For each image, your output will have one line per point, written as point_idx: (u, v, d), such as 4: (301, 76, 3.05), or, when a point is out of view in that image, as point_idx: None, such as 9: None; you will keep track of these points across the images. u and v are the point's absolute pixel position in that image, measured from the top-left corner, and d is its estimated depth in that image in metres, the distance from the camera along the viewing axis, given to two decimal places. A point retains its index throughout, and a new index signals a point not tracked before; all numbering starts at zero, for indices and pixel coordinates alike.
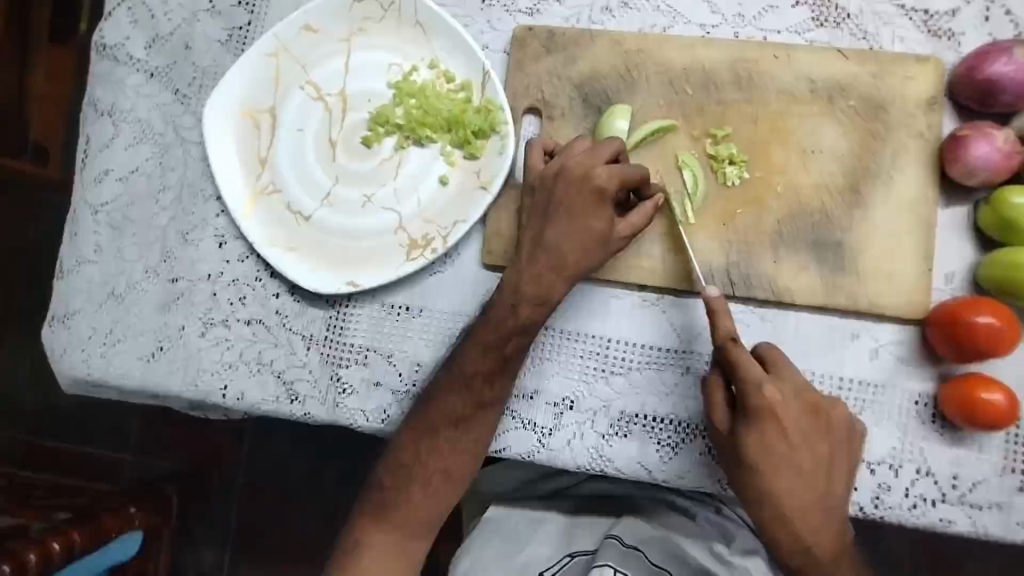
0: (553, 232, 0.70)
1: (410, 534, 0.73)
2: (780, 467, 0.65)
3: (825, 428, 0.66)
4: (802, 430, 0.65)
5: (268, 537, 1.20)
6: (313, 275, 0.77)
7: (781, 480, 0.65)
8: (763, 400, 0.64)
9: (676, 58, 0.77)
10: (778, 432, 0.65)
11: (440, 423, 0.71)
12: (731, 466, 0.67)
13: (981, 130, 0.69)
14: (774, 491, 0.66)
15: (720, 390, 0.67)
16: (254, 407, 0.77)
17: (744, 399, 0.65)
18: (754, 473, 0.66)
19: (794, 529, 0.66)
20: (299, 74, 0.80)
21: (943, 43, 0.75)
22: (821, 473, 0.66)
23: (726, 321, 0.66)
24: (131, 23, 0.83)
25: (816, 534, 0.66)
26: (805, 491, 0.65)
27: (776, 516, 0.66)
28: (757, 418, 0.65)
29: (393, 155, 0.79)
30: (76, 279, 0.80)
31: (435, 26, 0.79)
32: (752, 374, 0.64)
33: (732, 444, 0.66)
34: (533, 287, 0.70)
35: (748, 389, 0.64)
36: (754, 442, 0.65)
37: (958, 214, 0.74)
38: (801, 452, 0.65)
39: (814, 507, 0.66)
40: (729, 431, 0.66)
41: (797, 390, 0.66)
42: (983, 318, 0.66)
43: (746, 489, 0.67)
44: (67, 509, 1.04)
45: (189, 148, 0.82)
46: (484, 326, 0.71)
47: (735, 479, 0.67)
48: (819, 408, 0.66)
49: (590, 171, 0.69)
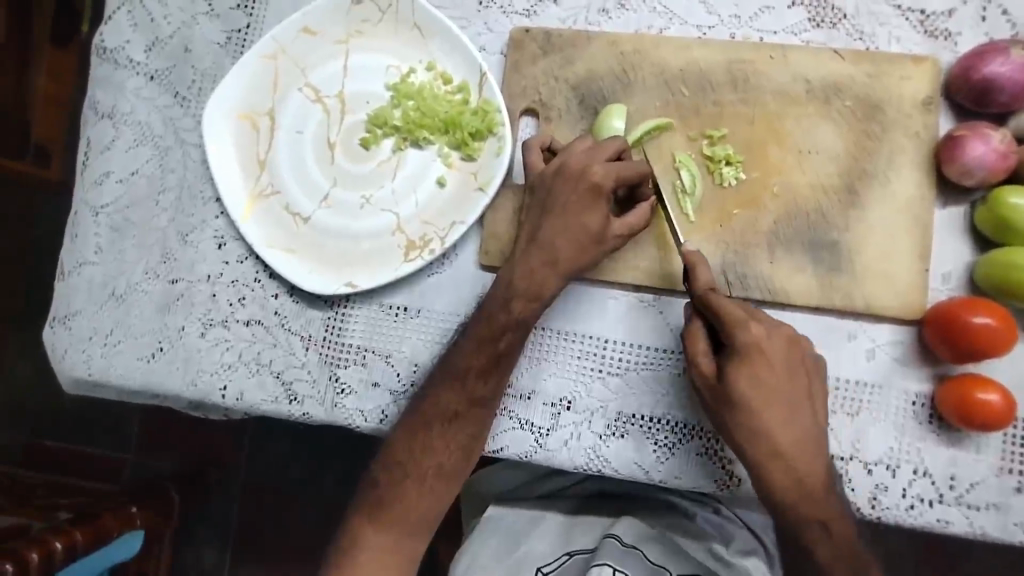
0: (546, 228, 0.71)
1: (405, 532, 0.73)
2: (773, 401, 0.65)
3: (806, 363, 0.67)
4: (786, 363, 0.66)
5: (269, 536, 1.21)
6: (312, 276, 0.78)
7: (771, 414, 0.65)
8: (748, 336, 0.65)
9: (673, 58, 0.77)
10: (764, 367, 0.65)
11: (434, 418, 0.72)
12: (719, 409, 0.66)
13: (977, 130, 0.69)
14: (765, 428, 0.65)
15: (702, 337, 0.68)
16: (254, 407, 0.77)
17: (729, 336, 0.65)
18: (745, 412, 0.65)
19: (789, 465, 0.65)
20: (298, 76, 0.81)
21: (940, 44, 0.75)
22: (807, 406, 0.66)
23: (703, 271, 0.68)
24: (131, 26, 0.83)
25: (808, 467, 0.65)
26: (796, 428, 0.65)
27: (769, 453, 0.65)
28: (743, 354, 0.65)
29: (392, 156, 0.80)
30: (77, 280, 0.81)
31: (433, 28, 0.79)
32: (736, 313, 0.65)
33: (720, 387, 0.66)
34: (525, 282, 0.70)
35: (732, 325, 0.65)
36: (741, 379, 0.65)
37: (955, 215, 0.74)
38: (789, 387, 0.65)
39: (808, 441, 0.65)
40: (716, 373, 0.66)
41: (774, 325, 0.67)
42: (980, 317, 0.66)
43: (738, 429, 0.66)
44: (69, 507, 1.05)
45: (189, 150, 0.82)
46: (478, 323, 0.71)
47: (727, 421, 0.66)
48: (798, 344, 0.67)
49: (586, 169, 0.70)
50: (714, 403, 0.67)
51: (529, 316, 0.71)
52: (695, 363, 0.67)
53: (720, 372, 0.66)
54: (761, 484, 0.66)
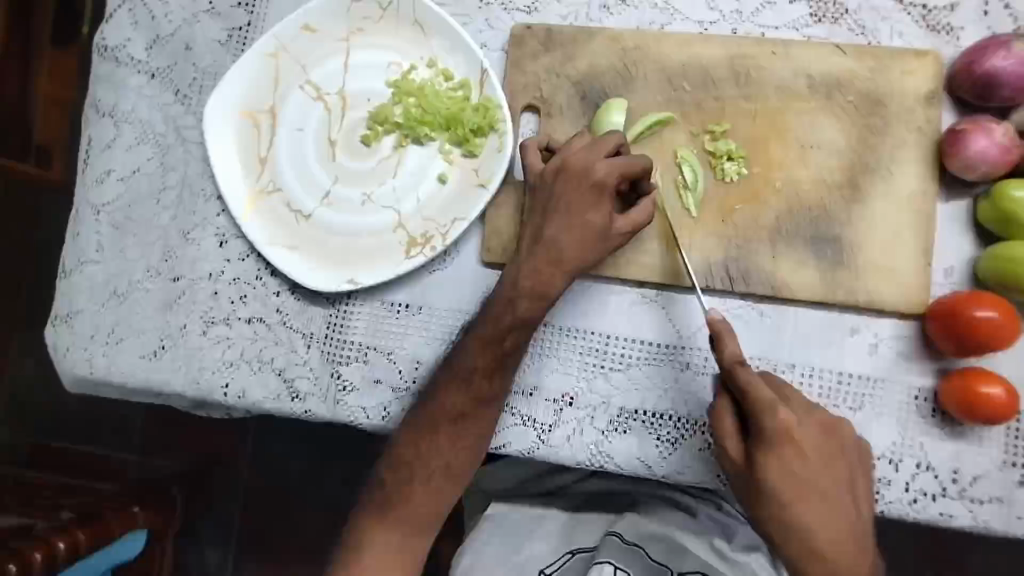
0: (551, 226, 0.70)
1: (410, 532, 0.73)
2: (808, 494, 0.64)
3: (837, 446, 0.66)
4: (817, 449, 0.65)
5: (273, 532, 1.21)
6: (314, 273, 0.78)
7: (807, 509, 0.64)
8: (779, 423, 0.63)
9: (674, 55, 0.77)
10: (796, 457, 0.64)
11: (441, 419, 0.72)
12: (751, 497, 0.66)
13: (980, 124, 0.69)
14: (800, 522, 0.64)
15: (729, 416, 0.66)
16: (255, 405, 0.77)
17: (760, 424, 0.64)
18: (779, 505, 0.64)
19: (827, 559, 0.64)
20: (299, 74, 0.81)
21: (942, 38, 0.75)
22: (842, 496, 0.65)
23: (728, 343, 0.66)
24: (132, 25, 0.84)
25: (849, 565, 0.64)
26: (834, 520, 0.64)
27: (806, 551, 0.64)
28: (775, 443, 0.64)
29: (393, 153, 0.80)
30: (79, 279, 0.81)
31: (433, 25, 0.79)
32: (769, 399, 0.64)
33: (751, 475, 0.65)
34: (531, 282, 0.70)
35: (763, 412, 0.64)
36: (776, 469, 0.64)
37: (957, 209, 0.74)
38: (822, 476, 0.65)
39: (847, 535, 0.64)
40: (746, 459, 0.65)
41: (804, 410, 0.67)
42: (984, 312, 0.66)
43: (772, 522, 0.65)
44: (70, 506, 1.04)
45: (190, 148, 0.82)
46: (484, 323, 0.71)
47: (762, 512, 0.65)
48: (827, 426, 0.66)
49: (590, 165, 0.70)
50: (746, 491, 0.66)
51: (534, 315, 0.70)
52: (722, 443, 0.66)
53: (751, 459, 0.65)
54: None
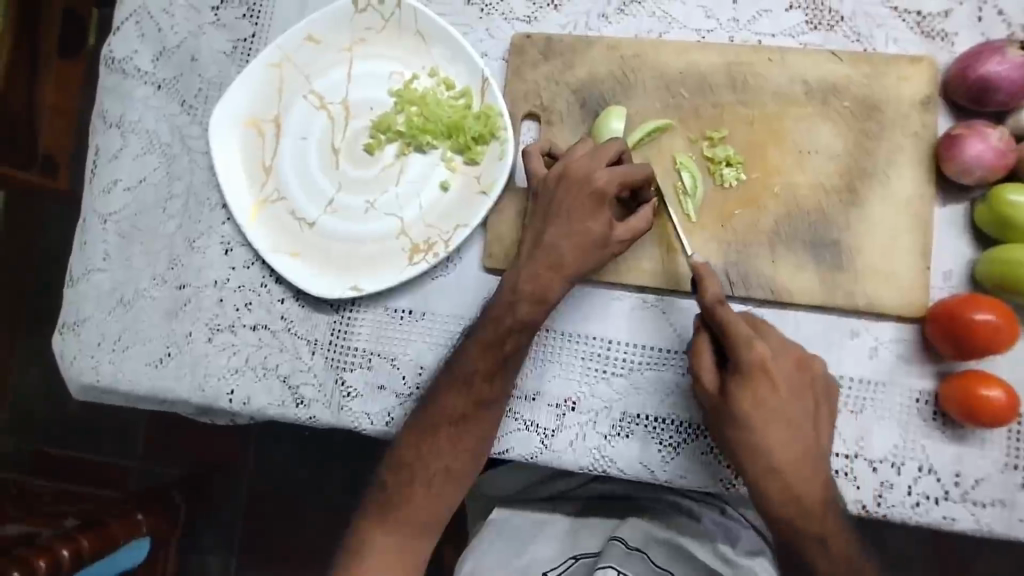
0: (550, 230, 0.71)
1: (413, 534, 0.74)
2: (773, 422, 0.66)
3: (808, 380, 0.67)
4: (789, 380, 0.66)
5: (277, 541, 1.21)
6: (318, 280, 0.79)
7: (773, 434, 0.66)
8: (754, 355, 0.65)
9: (672, 62, 0.78)
10: (767, 384, 0.65)
11: (441, 422, 0.72)
12: (720, 423, 0.67)
13: (975, 129, 0.70)
14: (766, 447, 0.66)
15: (706, 350, 0.68)
16: (261, 411, 0.78)
17: (734, 355, 0.65)
18: (747, 429, 0.66)
19: (785, 479, 0.66)
20: (302, 84, 0.82)
21: (937, 44, 0.76)
22: (808, 424, 0.66)
23: (711, 284, 0.67)
24: (138, 37, 0.85)
25: (807, 488, 0.66)
26: (796, 445, 0.66)
27: (767, 471, 0.66)
28: (748, 373, 0.65)
29: (395, 161, 0.81)
30: (85, 287, 0.82)
31: (435, 35, 0.80)
32: (743, 332, 0.65)
33: (724, 403, 0.66)
34: (531, 285, 0.71)
35: (738, 343, 0.65)
36: (745, 399, 0.65)
37: (955, 212, 0.74)
38: (790, 404, 0.66)
39: (808, 458, 0.66)
40: (720, 389, 0.67)
41: (777, 344, 0.68)
42: (982, 314, 0.67)
43: (738, 447, 0.66)
44: (75, 515, 1.05)
45: (196, 157, 0.83)
46: (485, 325, 0.71)
47: (728, 437, 0.67)
48: (800, 363, 0.68)
49: (590, 175, 0.70)
50: (717, 419, 0.67)
51: (535, 320, 0.71)
52: (698, 376, 0.68)
53: (724, 388, 0.66)
54: (760, 500, 0.67)
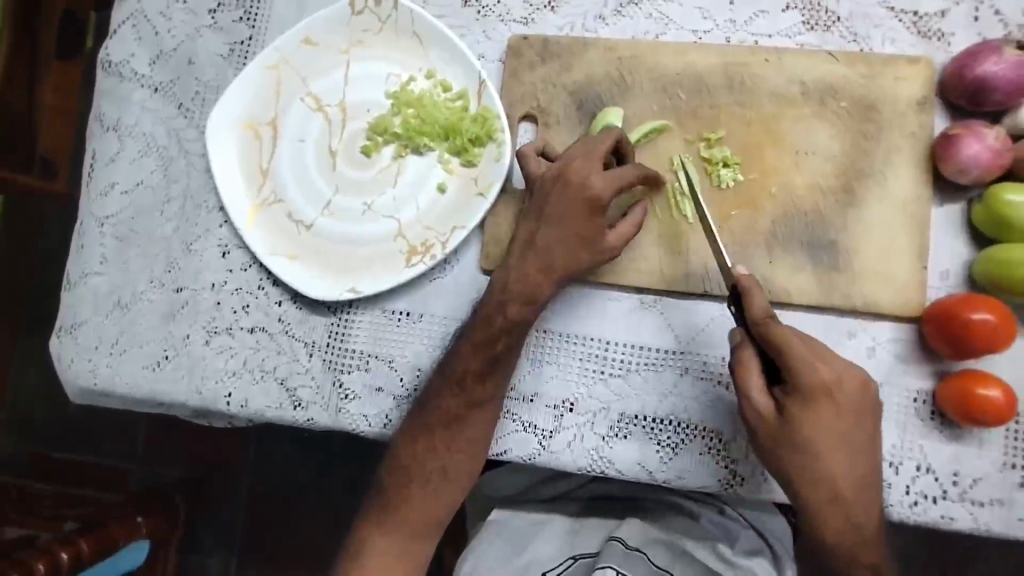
0: (542, 233, 0.71)
1: (410, 535, 0.74)
2: (835, 447, 0.64)
3: (869, 400, 0.66)
4: (852, 403, 0.64)
5: (276, 544, 1.21)
6: (316, 282, 0.79)
7: (833, 458, 0.64)
8: (816, 377, 0.64)
9: (669, 64, 0.78)
10: (831, 408, 0.64)
11: (434, 422, 0.72)
12: (778, 449, 0.66)
13: (972, 128, 0.70)
14: (826, 471, 0.65)
15: (755, 368, 0.66)
16: (258, 413, 0.77)
17: (796, 379, 0.64)
18: (807, 453, 0.65)
19: (847, 507, 0.65)
20: (300, 86, 0.82)
21: (933, 44, 0.76)
22: (867, 446, 0.66)
23: (758, 299, 0.66)
24: (135, 40, 0.85)
25: (865, 511, 0.65)
26: (856, 469, 0.65)
27: (829, 499, 0.65)
28: (809, 395, 0.64)
29: (393, 163, 0.81)
30: (82, 290, 0.82)
31: (432, 37, 0.80)
32: (804, 355, 0.64)
33: (781, 426, 0.65)
34: (520, 285, 0.71)
35: (800, 367, 0.64)
36: (807, 424, 0.64)
37: (952, 212, 0.74)
38: (852, 428, 0.65)
39: (867, 481, 0.65)
40: (776, 412, 0.65)
41: (840, 364, 0.65)
42: (979, 314, 0.67)
43: (796, 471, 0.65)
44: (74, 517, 1.05)
45: (192, 160, 0.83)
46: (474, 328, 0.71)
47: (785, 462, 0.66)
48: (864, 383, 0.65)
49: (586, 179, 0.69)
50: (770, 441, 0.66)
51: (524, 319, 0.71)
52: (750, 398, 0.66)
53: (781, 411, 0.65)
54: (812, 522, 0.66)
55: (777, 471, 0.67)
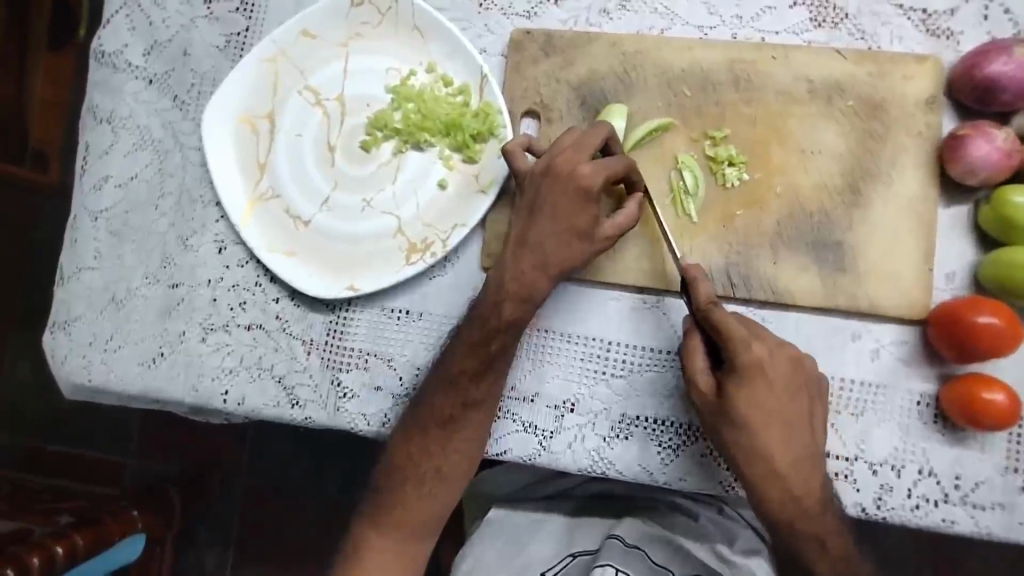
0: (535, 229, 0.70)
1: (406, 537, 0.74)
2: (771, 423, 0.66)
3: (804, 380, 0.67)
4: (784, 382, 0.66)
5: (272, 539, 1.20)
6: (313, 280, 0.77)
7: (768, 435, 0.66)
8: (749, 355, 0.65)
9: (674, 60, 0.77)
10: (765, 387, 0.66)
11: (430, 425, 0.72)
12: (719, 426, 0.67)
13: (981, 129, 0.69)
14: (762, 448, 0.66)
15: (700, 352, 0.68)
16: (255, 412, 0.76)
17: (733, 359, 0.66)
18: (743, 430, 0.66)
19: (785, 484, 0.67)
20: (298, 79, 0.81)
21: (942, 43, 0.75)
22: (806, 425, 0.67)
23: (704, 286, 0.67)
24: (129, 30, 0.83)
25: (804, 488, 0.66)
26: (795, 447, 0.66)
27: (768, 475, 0.67)
28: (744, 374, 0.66)
29: (392, 159, 0.79)
30: (76, 286, 0.80)
31: (433, 31, 0.79)
32: (741, 337, 0.65)
33: (719, 403, 0.67)
34: (514, 284, 0.70)
35: (736, 345, 0.65)
36: (743, 401, 0.66)
37: (959, 214, 0.74)
38: (786, 405, 0.66)
39: (806, 458, 0.67)
40: (716, 391, 0.67)
41: (775, 345, 0.67)
42: (983, 317, 0.66)
43: (734, 447, 0.67)
44: (70, 512, 1.05)
45: (188, 153, 0.82)
46: (469, 325, 0.71)
47: (725, 439, 0.67)
48: (797, 363, 0.67)
49: (575, 169, 0.69)
50: (711, 419, 0.68)
51: (519, 319, 0.70)
52: (693, 379, 0.68)
53: (721, 389, 0.67)
54: (758, 499, 0.68)
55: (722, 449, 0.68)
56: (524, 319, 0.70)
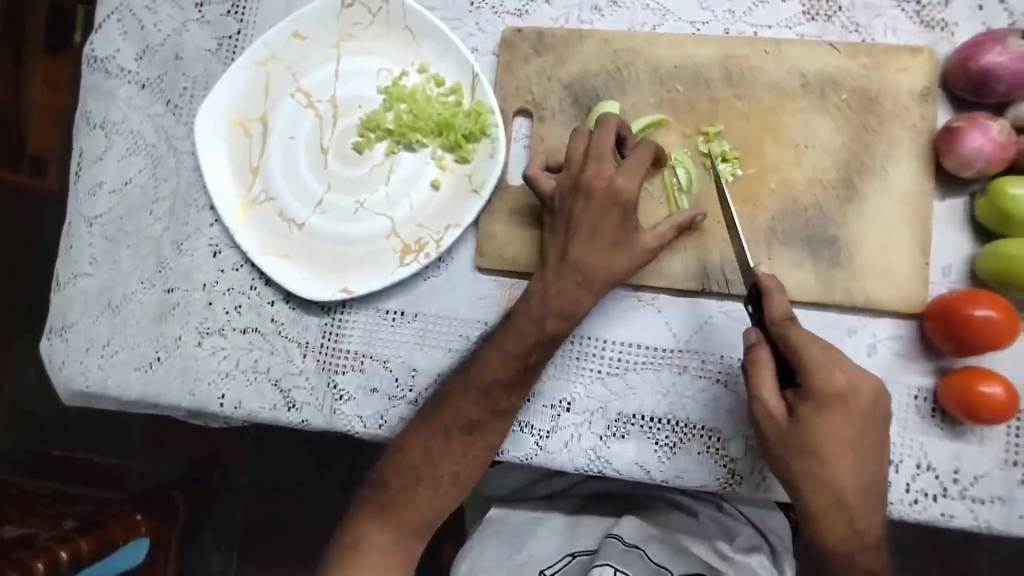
0: (573, 246, 0.69)
1: (408, 534, 0.74)
2: (846, 455, 0.63)
3: (880, 408, 0.64)
4: (863, 411, 0.64)
5: (275, 540, 1.21)
6: (308, 283, 0.77)
7: (842, 466, 0.64)
8: (832, 382, 0.63)
9: (667, 56, 0.77)
10: (842, 418, 0.63)
11: (428, 426, 0.72)
12: (787, 454, 0.65)
13: (976, 121, 0.69)
14: (834, 477, 0.64)
15: (769, 373, 0.65)
16: (251, 415, 0.77)
17: (811, 386, 0.63)
18: (817, 459, 0.63)
19: (851, 516, 0.64)
20: (289, 81, 0.80)
21: (936, 34, 0.74)
22: (876, 454, 0.65)
23: (780, 301, 0.65)
24: (121, 35, 0.83)
25: (867, 519, 0.65)
26: (865, 477, 0.64)
27: (833, 505, 0.64)
28: (823, 401, 0.63)
29: (385, 160, 0.79)
30: (72, 292, 0.80)
31: (424, 31, 0.78)
32: (823, 362, 0.63)
33: (792, 430, 0.64)
34: (558, 300, 0.69)
35: (818, 371, 0.63)
36: (820, 431, 0.63)
37: (954, 206, 0.73)
38: (863, 436, 0.64)
39: (873, 489, 0.64)
40: (787, 416, 0.64)
41: (857, 372, 0.64)
42: (982, 310, 0.66)
43: (801, 475, 0.64)
44: (74, 515, 1.05)
45: (182, 158, 0.82)
46: (506, 337, 0.70)
47: (792, 466, 0.65)
48: (876, 391, 0.64)
49: (611, 183, 0.68)
50: (778, 444, 0.65)
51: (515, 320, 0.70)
52: (762, 401, 0.65)
53: (793, 414, 0.64)
54: (816, 528, 0.65)
55: (784, 477, 0.66)
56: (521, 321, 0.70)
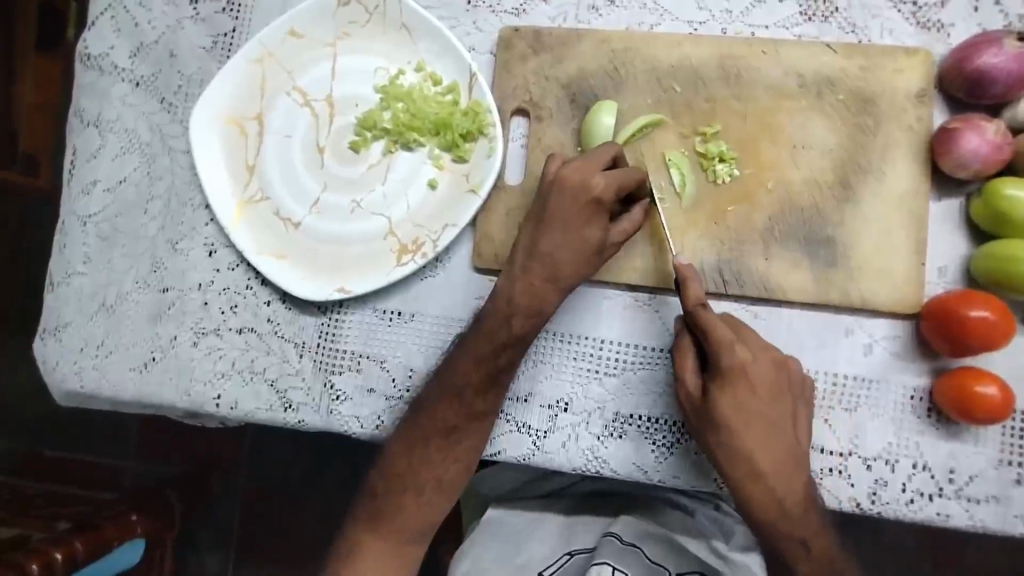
0: (545, 240, 0.69)
1: (406, 541, 0.74)
2: (753, 424, 0.66)
3: (786, 381, 0.67)
4: (767, 383, 0.66)
5: (266, 540, 1.20)
6: (304, 283, 0.77)
7: (750, 435, 0.66)
8: (735, 358, 0.65)
9: (664, 56, 0.76)
10: (746, 390, 0.66)
11: (429, 432, 0.71)
12: (702, 428, 0.67)
13: (973, 123, 0.69)
14: (746, 447, 0.66)
15: (689, 353, 0.68)
16: (248, 415, 0.76)
17: (716, 361, 0.65)
18: (726, 433, 0.66)
19: (768, 484, 0.66)
20: (285, 80, 0.80)
21: (933, 35, 0.75)
22: (787, 426, 0.67)
23: (694, 288, 0.65)
24: (114, 32, 0.83)
25: (786, 488, 0.66)
26: (777, 447, 0.66)
27: (749, 473, 0.66)
28: (728, 377, 0.65)
29: (382, 159, 0.79)
30: (66, 291, 0.80)
31: (420, 29, 0.78)
32: (725, 338, 0.65)
33: (704, 406, 0.67)
34: (526, 298, 0.69)
35: (721, 349, 0.65)
36: (727, 403, 0.66)
37: (950, 207, 0.74)
38: (770, 407, 0.66)
39: (788, 458, 0.66)
40: (701, 391, 0.67)
41: (758, 346, 0.67)
42: (977, 311, 0.66)
43: (716, 447, 0.67)
44: (68, 516, 1.05)
45: (177, 156, 0.81)
46: (475, 336, 0.70)
47: (708, 440, 0.67)
48: (778, 363, 0.67)
49: (587, 180, 0.68)
50: (694, 420, 0.68)
51: (503, 326, 0.70)
52: (680, 379, 0.68)
53: (705, 391, 0.67)
54: (742, 500, 0.67)
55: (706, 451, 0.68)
56: (510, 325, 0.70)
